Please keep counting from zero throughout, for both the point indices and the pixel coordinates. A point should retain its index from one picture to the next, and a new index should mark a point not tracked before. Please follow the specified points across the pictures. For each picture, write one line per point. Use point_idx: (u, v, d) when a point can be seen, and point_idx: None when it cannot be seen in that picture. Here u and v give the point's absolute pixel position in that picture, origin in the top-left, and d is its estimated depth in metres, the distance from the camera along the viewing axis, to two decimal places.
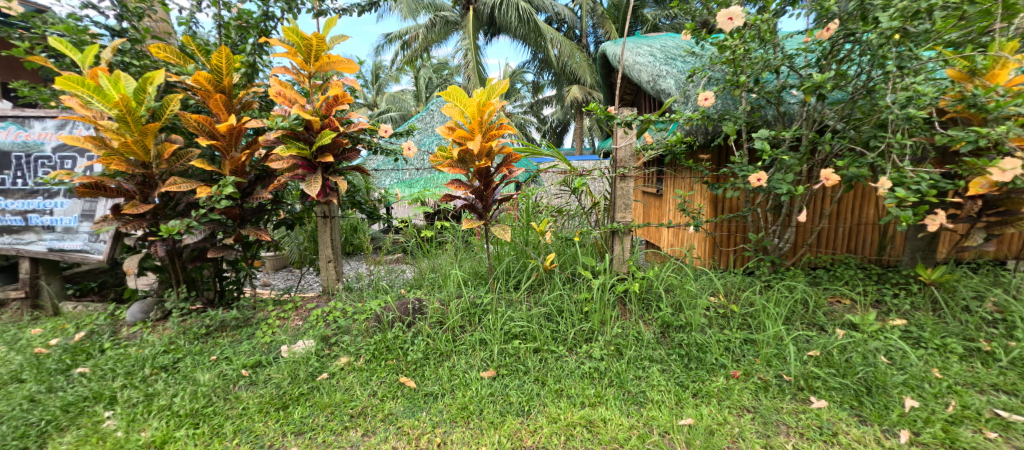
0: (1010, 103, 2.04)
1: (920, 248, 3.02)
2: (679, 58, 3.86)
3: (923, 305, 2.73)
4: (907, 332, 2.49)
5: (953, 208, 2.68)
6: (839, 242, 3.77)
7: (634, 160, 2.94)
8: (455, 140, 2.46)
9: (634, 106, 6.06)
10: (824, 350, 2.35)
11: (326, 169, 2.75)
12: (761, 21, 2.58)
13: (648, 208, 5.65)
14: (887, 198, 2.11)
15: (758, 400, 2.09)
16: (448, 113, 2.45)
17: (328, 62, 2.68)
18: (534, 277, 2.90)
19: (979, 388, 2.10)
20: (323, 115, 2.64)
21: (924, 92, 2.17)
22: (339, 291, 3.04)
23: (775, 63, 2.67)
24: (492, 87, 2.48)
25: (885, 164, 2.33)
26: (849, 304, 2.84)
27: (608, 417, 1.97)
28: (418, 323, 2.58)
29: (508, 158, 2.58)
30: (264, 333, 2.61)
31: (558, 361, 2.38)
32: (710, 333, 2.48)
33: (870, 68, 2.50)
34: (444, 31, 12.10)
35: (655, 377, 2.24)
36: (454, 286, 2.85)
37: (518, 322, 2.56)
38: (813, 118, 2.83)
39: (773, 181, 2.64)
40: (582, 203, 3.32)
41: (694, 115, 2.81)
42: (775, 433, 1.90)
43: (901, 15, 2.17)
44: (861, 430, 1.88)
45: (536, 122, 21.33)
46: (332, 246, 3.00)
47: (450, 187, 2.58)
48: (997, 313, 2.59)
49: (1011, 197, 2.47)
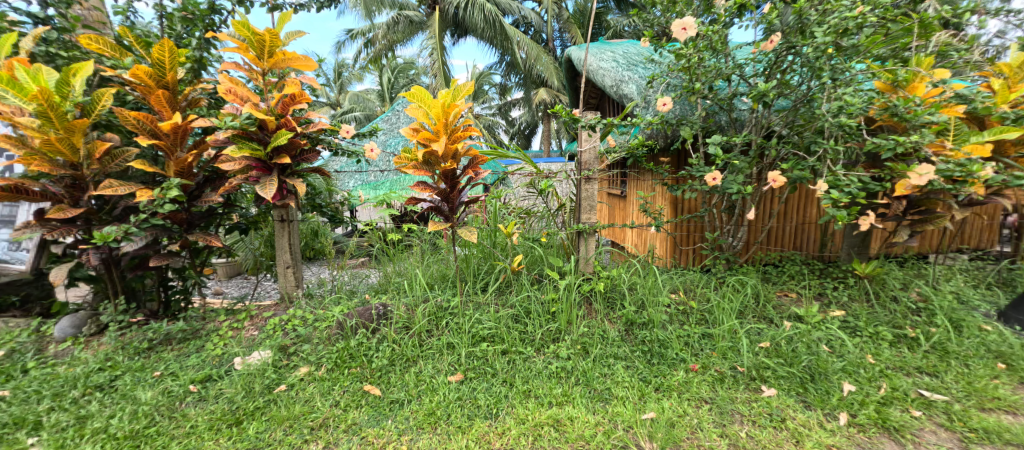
0: (925, 112, 2.26)
1: (855, 245, 3.26)
2: (640, 64, 4.02)
3: (859, 297, 2.94)
4: (845, 322, 2.70)
5: (882, 208, 2.92)
6: (787, 239, 4.00)
7: (598, 162, 3.01)
8: (420, 142, 2.42)
9: (598, 109, 6.23)
10: (774, 342, 2.49)
11: (282, 171, 2.64)
12: (712, 32, 2.72)
13: (613, 210, 5.81)
14: (825, 199, 2.31)
15: (715, 391, 2.19)
16: (411, 114, 2.41)
17: (283, 59, 2.55)
18: (501, 279, 2.93)
19: (906, 371, 2.29)
20: (279, 114, 2.51)
21: (854, 102, 2.36)
22: (298, 298, 2.92)
23: (726, 71, 2.83)
24: (457, 88, 2.48)
25: (823, 167, 2.52)
26: (796, 297, 3.04)
27: (575, 416, 2.01)
28: (383, 329, 2.53)
29: (474, 160, 2.59)
30: (215, 344, 2.47)
31: (525, 362, 2.40)
32: (671, 329, 2.59)
33: (809, 78, 2.68)
34: (408, 30, 11.89)
35: (619, 374, 2.31)
36: (420, 290, 2.81)
37: (485, 324, 2.56)
38: (761, 124, 2.97)
39: (726, 182, 2.82)
40: (548, 205, 3.39)
41: (654, 119, 2.94)
42: (730, 422, 2.00)
43: (834, 31, 2.37)
44: (806, 415, 2.01)
45: (502, 124, 21.45)
46: (290, 251, 2.87)
47: (416, 189, 2.55)
48: (921, 302, 2.84)
49: (930, 197, 2.69)
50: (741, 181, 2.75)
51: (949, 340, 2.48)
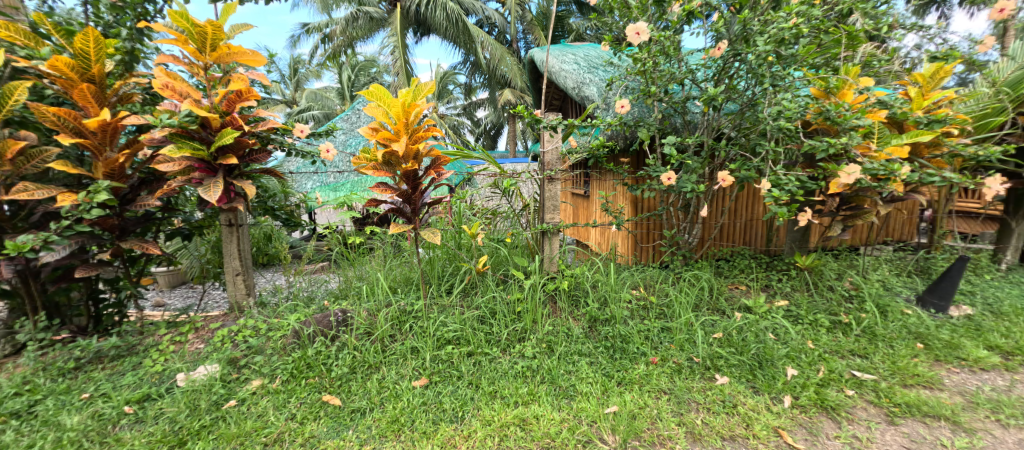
0: (853, 117, 2.47)
1: (797, 239, 3.51)
2: (600, 67, 4.13)
3: (800, 287, 3.17)
4: (788, 311, 2.90)
5: (819, 204, 3.16)
6: (737, 235, 4.24)
7: (560, 163, 3.06)
8: (380, 142, 2.37)
9: (562, 110, 6.33)
10: (726, 332, 2.64)
11: (229, 172, 2.50)
12: (665, 38, 2.84)
13: (577, 209, 5.93)
14: (768, 197, 2.47)
15: (673, 382, 2.29)
16: (370, 113, 2.35)
17: (228, 53, 2.41)
18: (466, 281, 2.91)
19: (841, 354, 2.49)
20: (223, 112, 2.38)
21: (791, 107, 2.54)
22: (250, 307, 2.79)
23: (679, 76, 2.96)
24: (418, 88, 2.46)
25: (765, 167, 2.69)
26: (745, 289, 3.23)
27: (541, 414, 2.04)
28: (343, 336, 2.46)
29: (436, 161, 2.57)
30: (155, 361, 2.31)
31: (491, 363, 2.41)
32: (632, 324, 2.68)
33: (753, 84, 2.85)
34: (367, 26, 11.55)
35: (583, 370, 2.36)
36: (382, 294, 2.75)
37: (451, 327, 2.55)
38: (712, 126, 3.13)
39: (680, 181, 2.95)
40: (512, 206, 3.42)
41: (614, 121, 3.05)
42: (687, 410, 2.10)
43: (772, 40, 2.54)
44: (755, 400, 2.14)
45: (467, 124, 21.35)
46: (240, 257, 2.73)
47: (376, 190, 2.50)
48: (853, 290, 3.09)
49: (860, 194, 2.94)
50: (694, 180, 2.89)
51: (877, 324, 2.72)
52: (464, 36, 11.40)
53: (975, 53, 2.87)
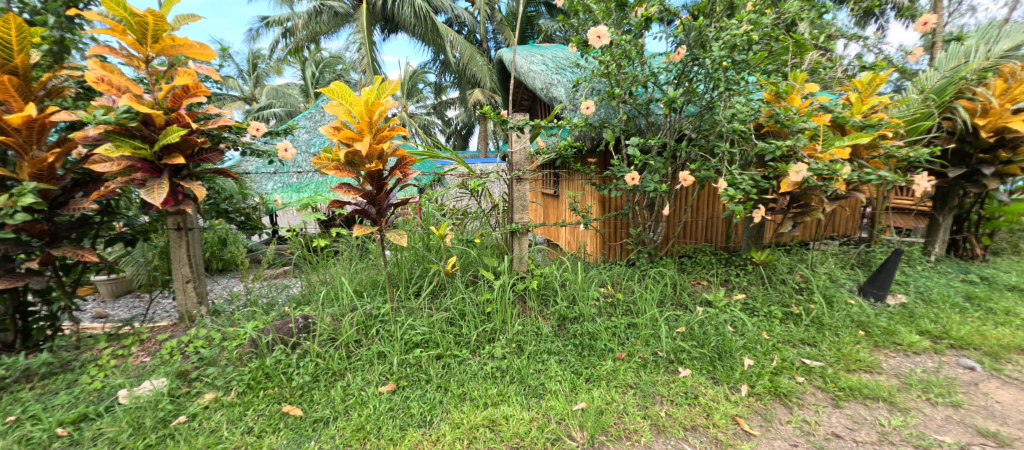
0: (800, 120, 2.62)
1: (753, 235, 3.69)
2: (567, 68, 4.18)
3: (756, 281, 3.33)
4: (746, 304, 3.04)
5: (772, 202, 3.33)
6: (699, 232, 4.41)
7: (528, 163, 3.07)
8: (342, 141, 2.30)
9: (531, 110, 6.37)
10: (689, 326, 2.73)
11: (176, 172, 2.35)
12: (626, 42, 2.91)
13: (547, 208, 5.98)
14: (724, 195, 2.58)
15: (639, 377, 2.35)
16: (331, 112, 2.28)
17: (172, 46, 2.26)
18: (435, 282, 2.87)
19: (793, 343, 2.64)
20: (168, 108, 2.24)
21: (744, 110, 2.67)
22: (203, 316, 2.63)
23: (642, 79, 3.03)
24: (381, 86, 2.40)
25: (722, 167, 2.81)
26: (707, 284, 3.36)
27: (510, 414, 2.04)
28: (305, 343, 2.37)
29: (402, 161, 2.51)
30: (93, 377, 2.14)
31: (461, 365, 2.39)
32: (600, 321, 2.73)
33: (710, 88, 2.97)
34: (332, 21, 11.10)
35: (552, 368, 2.38)
36: (347, 298, 2.67)
37: (419, 330, 2.51)
38: (674, 128, 3.23)
39: (644, 181, 3.03)
40: (482, 206, 3.40)
41: (579, 122, 3.09)
42: (651, 403, 2.16)
43: (726, 47, 2.66)
44: (715, 390, 2.23)
45: (440, 124, 21.12)
46: (190, 263, 2.58)
47: (338, 191, 2.42)
48: (803, 282, 3.28)
49: (808, 193, 3.12)
50: (657, 180, 2.98)
51: (824, 314, 2.90)
52: (432, 34, 11.23)
53: (906, 62, 3.11)
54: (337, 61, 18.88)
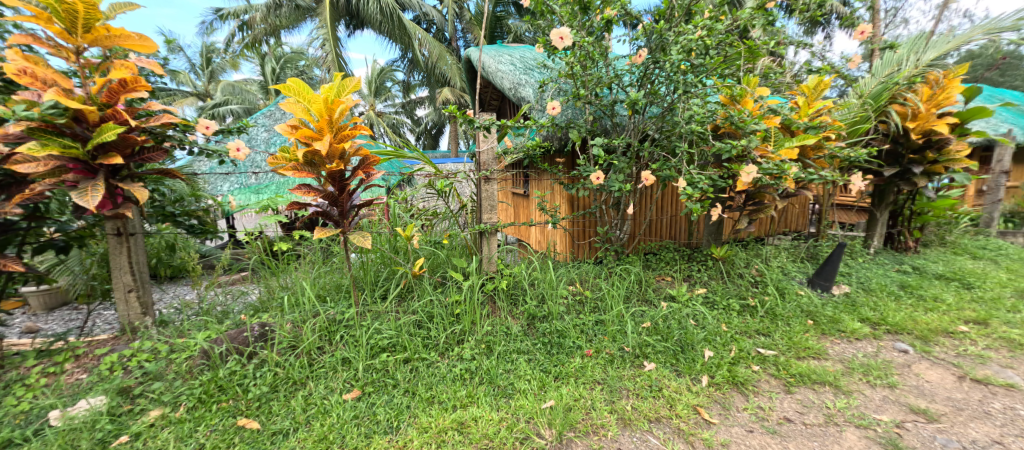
0: (752, 122, 2.76)
1: (713, 232, 3.84)
2: (535, 69, 4.21)
3: (716, 276, 3.47)
4: (706, 297, 3.16)
5: (730, 200, 3.49)
6: (664, 230, 4.55)
7: (496, 163, 3.06)
8: (300, 140, 2.20)
9: (500, 110, 6.37)
10: (653, 321, 2.81)
11: (114, 173, 2.19)
12: (590, 44, 2.96)
13: (517, 208, 6.00)
14: (683, 194, 2.68)
15: (606, 372, 2.39)
16: (288, 109, 2.19)
17: (108, 37, 2.09)
18: (402, 285, 2.82)
19: (749, 334, 2.77)
20: (103, 104, 2.07)
21: (701, 112, 2.78)
22: (148, 328, 2.47)
23: (606, 80, 3.11)
24: (342, 83, 2.32)
25: (681, 167, 2.91)
26: (670, 280, 3.47)
27: (479, 415, 2.03)
28: (262, 352, 2.27)
29: (365, 161, 2.44)
30: (20, 398, 1.96)
31: (429, 368, 2.35)
32: (568, 319, 2.77)
33: (670, 90, 3.07)
34: (293, 15, 10.67)
35: (521, 368, 2.39)
36: (309, 304, 2.58)
37: (385, 334, 2.45)
38: (637, 129, 3.31)
39: (609, 181, 3.09)
40: (450, 206, 3.37)
41: (546, 122, 3.12)
42: (618, 398, 2.21)
43: (684, 51, 2.76)
44: (677, 382, 2.31)
45: (410, 123, 20.78)
46: (133, 271, 2.41)
47: (297, 192, 2.32)
48: (759, 276, 3.45)
49: (762, 191, 3.29)
50: (621, 179, 3.05)
51: (777, 305, 3.06)
52: (399, 31, 11.01)
53: (847, 69, 3.33)
54: (298, 57, 18.18)
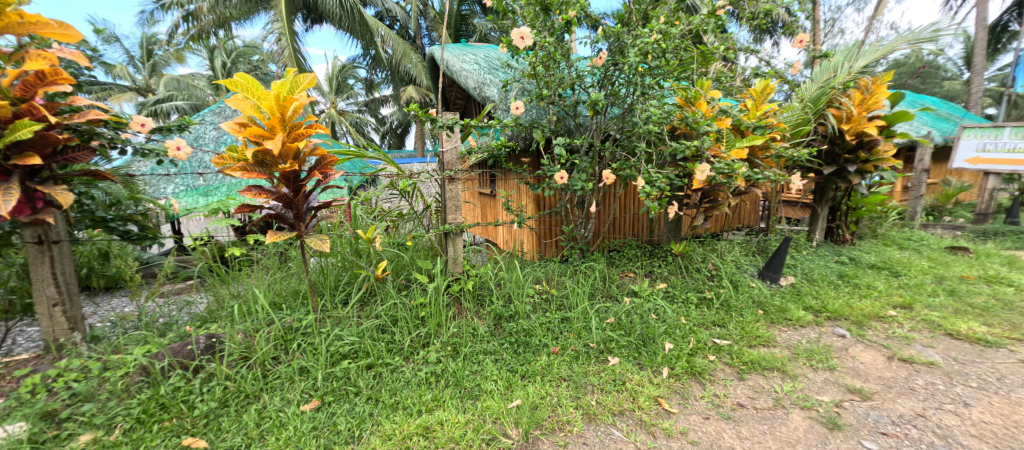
0: (705, 123, 2.88)
1: (672, 229, 3.98)
2: (500, 68, 4.20)
3: (676, 271, 3.60)
4: (667, 292, 3.28)
5: (687, 198, 3.63)
6: (627, 228, 4.67)
7: (460, 163, 3.03)
8: (249, 139, 2.08)
9: (465, 110, 6.33)
10: (617, 316, 2.88)
11: (32, 175, 1.98)
12: (551, 45, 2.99)
13: (484, 208, 5.99)
14: (642, 193, 2.76)
15: (572, 369, 2.42)
16: (234, 106, 2.06)
17: (22, 24, 1.89)
18: (364, 289, 2.74)
19: (706, 325, 2.89)
20: (17, 99, 1.87)
21: (657, 113, 2.87)
22: (78, 345, 2.27)
23: (568, 81, 3.13)
24: (296, 80, 2.21)
25: (640, 166, 3.00)
26: (633, 276, 3.57)
27: (445, 419, 2.01)
28: (211, 365, 2.13)
29: (322, 161, 2.34)
30: None
31: (393, 374, 2.30)
32: (535, 318, 2.78)
33: (629, 91, 3.15)
34: (244, 7, 10.12)
35: (488, 368, 2.38)
36: (263, 312, 2.45)
37: (346, 340, 2.37)
38: (599, 129, 3.38)
39: (573, 180, 3.14)
40: (414, 207, 3.31)
41: (510, 122, 3.12)
42: (583, 393, 2.24)
43: (640, 54, 2.84)
44: (640, 375, 2.38)
45: (374, 122, 20.29)
46: (58, 284, 2.21)
47: (247, 194, 2.19)
48: (714, 270, 3.61)
49: (717, 189, 3.44)
50: (584, 179, 3.10)
51: (731, 297, 3.22)
52: (359, 27, 10.67)
53: (790, 74, 3.54)
54: (251, 51, 17.27)
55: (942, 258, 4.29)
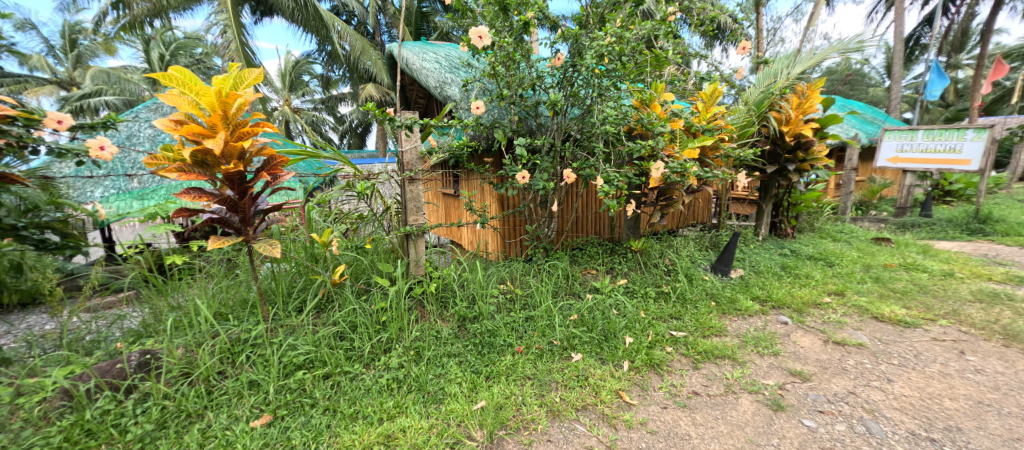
0: (659, 124, 2.98)
1: (632, 226, 4.10)
2: (461, 68, 4.16)
3: (635, 267, 3.71)
4: (627, 288, 3.37)
5: (645, 196, 3.75)
6: (589, 226, 4.76)
7: (420, 163, 2.96)
8: (186, 137, 1.93)
9: (427, 109, 6.22)
10: (580, 313, 2.93)
11: None
12: (511, 45, 2.99)
13: (448, 208, 5.92)
14: (601, 191, 2.82)
15: (536, 367, 2.43)
16: (169, 101, 1.90)
17: None
18: (321, 295, 2.62)
19: (664, 318, 3.00)
20: None
21: (614, 114, 2.94)
22: None
23: (528, 81, 3.15)
24: (240, 75, 2.07)
25: (598, 165, 3.07)
26: (595, 273, 3.65)
27: (408, 425, 1.96)
28: (146, 384, 1.97)
29: (271, 161, 2.21)
30: None
31: (353, 382, 2.21)
32: (499, 318, 2.77)
33: (587, 92, 3.21)
34: None
35: (452, 371, 2.34)
36: (208, 323, 2.30)
37: (301, 350, 2.26)
38: (560, 129, 3.42)
39: (534, 179, 3.16)
40: (374, 209, 3.21)
41: (470, 121, 3.09)
42: (547, 391, 2.26)
43: (597, 56, 2.89)
44: (602, 370, 2.42)
45: (331, 121, 19.58)
46: None
47: (185, 197, 2.04)
48: (671, 265, 3.76)
49: (672, 187, 3.58)
50: (545, 178, 3.12)
51: (687, 290, 3.36)
52: (314, 22, 10.09)
53: (736, 78, 3.74)
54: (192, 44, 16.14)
55: (869, 248, 4.68)
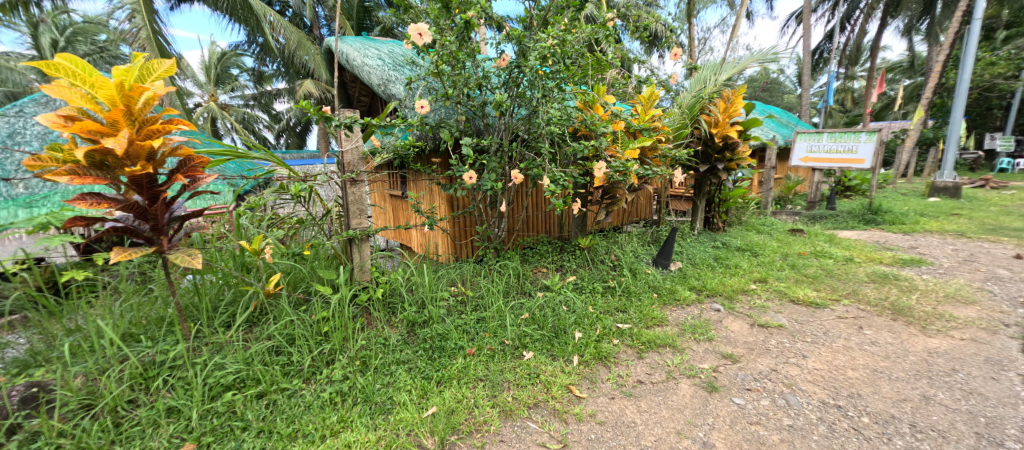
0: (601, 125, 3.07)
1: (579, 224, 4.20)
2: (405, 65, 4.03)
3: (583, 264, 3.80)
4: (576, 284, 3.44)
5: (591, 194, 3.85)
6: (538, 225, 4.81)
7: (363, 164, 2.80)
8: (78, 135, 1.68)
9: (370, 107, 5.97)
10: (531, 312, 2.94)
11: None
12: (455, 44, 2.93)
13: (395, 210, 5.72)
14: (547, 191, 2.86)
15: (488, 368, 2.41)
16: (54, 93, 1.64)
17: None
18: (253, 307, 2.41)
19: (611, 312, 3.10)
20: None
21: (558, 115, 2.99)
22: None
23: (473, 81, 3.07)
24: (145, 65, 1.85)
25: (544, 165, 3.10)
26: (545, 271, 3.69)
27: (353, 439, 1.85)
28: (36, 421, 1.71)
29: (187, 162, 1.99)
30: None
31: (291, 399, 2.06)
32: (449, 321, 2.71)
33: (532, 93, 3.22)
34: None
35: (400, 379, 2.26)
36: (116, 346, 2.03)
37: (230, 369, 2.07)
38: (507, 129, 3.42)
39: (482, 179, 3.13)
40: (313, 213, 3.01)
41: (415, 121, 2.99)
42: (499, 391, 2.24)
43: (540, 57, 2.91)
44: (552, 366, 2.45)
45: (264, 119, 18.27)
46: None
47: (81, 204, 1.78)
48: (616, 260, 3.89)
49: (615, 186, 3.71)
50: (493, 178, 3.10)
51: (631, 284, 3.49)
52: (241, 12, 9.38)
53: (671, 82, 3.95)
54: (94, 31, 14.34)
55: (787, 238, 5.16)
